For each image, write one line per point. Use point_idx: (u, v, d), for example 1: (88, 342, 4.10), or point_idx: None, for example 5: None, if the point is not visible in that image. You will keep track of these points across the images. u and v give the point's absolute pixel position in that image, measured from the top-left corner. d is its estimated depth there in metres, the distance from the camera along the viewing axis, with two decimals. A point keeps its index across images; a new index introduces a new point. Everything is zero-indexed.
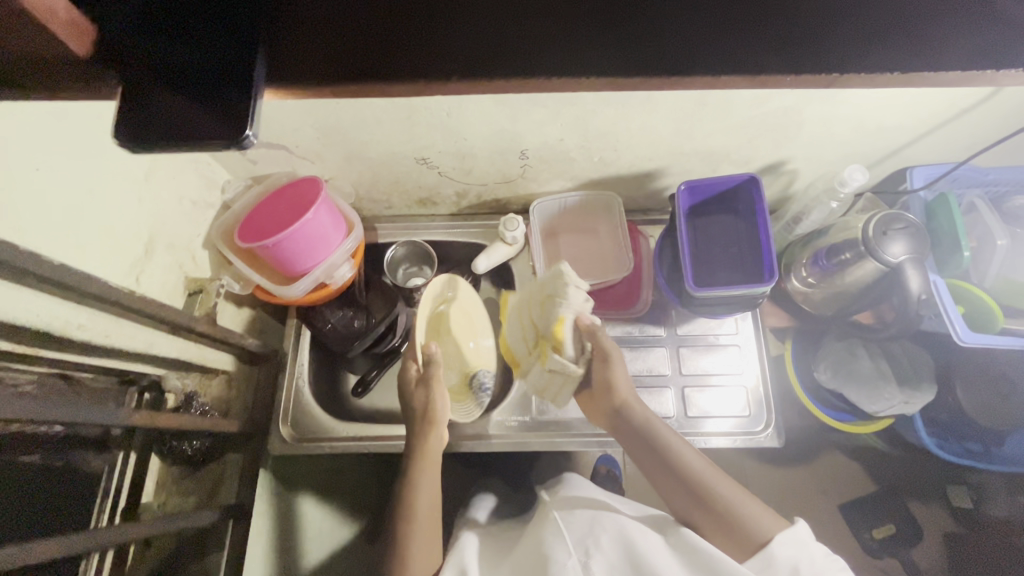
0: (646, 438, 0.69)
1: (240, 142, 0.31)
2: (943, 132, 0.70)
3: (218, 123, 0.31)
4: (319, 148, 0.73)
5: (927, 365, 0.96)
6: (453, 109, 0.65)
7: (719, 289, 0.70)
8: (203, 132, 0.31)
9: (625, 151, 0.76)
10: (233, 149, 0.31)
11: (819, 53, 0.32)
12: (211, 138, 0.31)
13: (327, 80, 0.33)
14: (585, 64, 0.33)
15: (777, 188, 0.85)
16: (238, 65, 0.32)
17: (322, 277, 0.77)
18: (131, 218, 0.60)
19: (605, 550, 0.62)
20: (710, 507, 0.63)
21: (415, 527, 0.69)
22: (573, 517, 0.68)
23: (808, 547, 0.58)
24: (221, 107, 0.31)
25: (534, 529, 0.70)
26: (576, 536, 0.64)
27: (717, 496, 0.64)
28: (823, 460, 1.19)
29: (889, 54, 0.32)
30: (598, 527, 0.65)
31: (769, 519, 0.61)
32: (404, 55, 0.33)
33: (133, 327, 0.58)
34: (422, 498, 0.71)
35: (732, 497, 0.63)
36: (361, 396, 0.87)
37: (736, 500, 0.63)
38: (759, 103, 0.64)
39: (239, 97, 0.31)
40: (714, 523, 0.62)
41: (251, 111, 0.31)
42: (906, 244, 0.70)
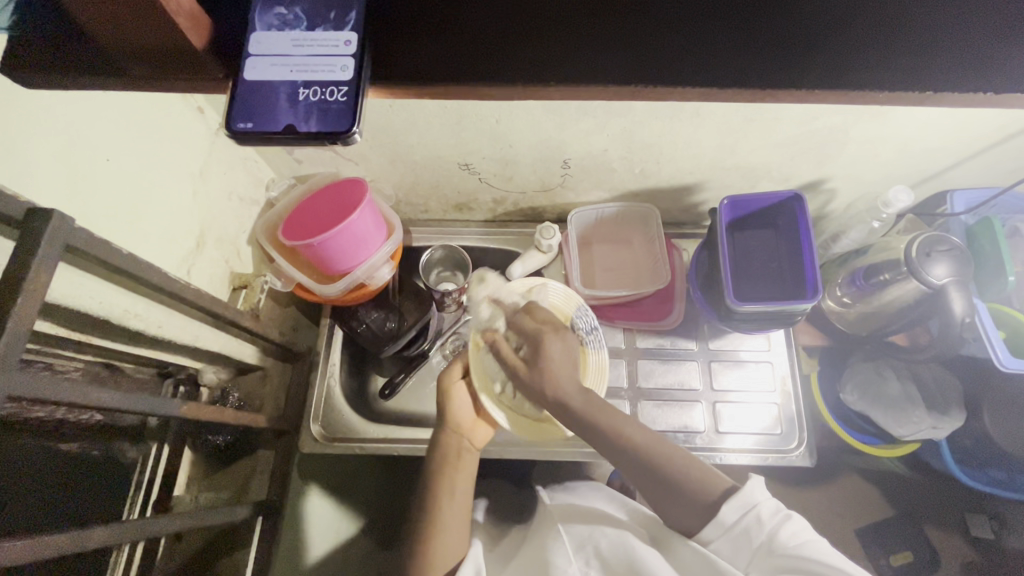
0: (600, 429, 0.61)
1: (346, 137, 0.31)
2: (987, 157, 0.70)
3: (324, 127, 0.31)
4: (366, 150, 0.74)
5: (956, 388, 0.94)
6: (503, 116, 0.65)
7: (759, 304, 0.70)
8: (314, 129, 0.32)
9: (667, 164, 0.76)
10: (339, 145, 0.32)
11: (888, 70, 0.33)
12: (322, 137, 0.31)
13: (428, 77, 0.32)
14: (675, 74, 0.33)
15: (814, 207, 0.85)
16: (345, 65, 0.32)
17: (361, 277, 0.77)
18: (184, 210, 0.60)
19: (605, 556, 0.64)
20: (664, 480, 0.59)
21: (441, 532, 0.65)
22: (574, 524, 0.70)
23: (760, 505, 0.56)
24: (330, 106, 0.32)
25: (536, 534, 0.73)
26: (577, 541, 0.67)
27: (670, 466, 0.59)
28: (843, 483, 1.18)
29: (965, 74, 0.33)
30: (598, 533, 0.67)
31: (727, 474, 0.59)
32: (515, 57, 0.33)
33: (183, 319, 0.59)
34: (446, 502, 0.67)
35: (676, 459, 0.60)
36: (389, 397, 0.87)
37: (682, 464, 0.60)
38: (808, 122, 0.64)
39: (347, 98, 0.31)
40: (675, 498, 0.59)
41: (357, 106, 0.31)
42: (950, 267, 0.69)
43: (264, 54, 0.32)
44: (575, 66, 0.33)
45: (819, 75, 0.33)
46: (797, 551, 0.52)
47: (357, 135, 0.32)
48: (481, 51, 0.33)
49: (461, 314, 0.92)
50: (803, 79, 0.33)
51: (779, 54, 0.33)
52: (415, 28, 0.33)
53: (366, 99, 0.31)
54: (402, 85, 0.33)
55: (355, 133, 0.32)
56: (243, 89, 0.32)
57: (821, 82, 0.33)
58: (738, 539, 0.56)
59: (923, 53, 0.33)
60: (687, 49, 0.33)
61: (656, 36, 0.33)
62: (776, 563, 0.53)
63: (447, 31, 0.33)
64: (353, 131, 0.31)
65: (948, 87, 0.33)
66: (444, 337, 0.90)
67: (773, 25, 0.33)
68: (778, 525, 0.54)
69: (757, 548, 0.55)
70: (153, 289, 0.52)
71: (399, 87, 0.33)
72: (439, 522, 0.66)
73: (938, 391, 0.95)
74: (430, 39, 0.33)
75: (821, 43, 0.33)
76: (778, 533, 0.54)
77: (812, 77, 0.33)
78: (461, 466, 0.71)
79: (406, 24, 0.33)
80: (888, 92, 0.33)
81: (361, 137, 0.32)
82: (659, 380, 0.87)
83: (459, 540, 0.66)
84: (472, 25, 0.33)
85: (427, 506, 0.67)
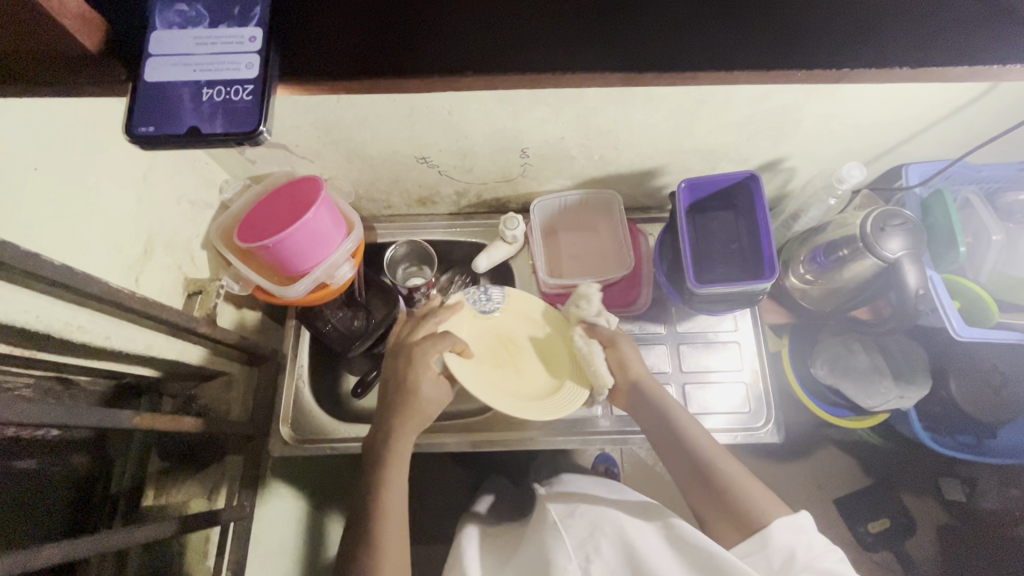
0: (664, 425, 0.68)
1: (254, 137, 0.30)
2: (937, 131, 0.71)
3: (234, 126, 0.31)
4: (319, 147, 0.73)
5: (920, 356, 0.96)
6: (454, 107, 0.64)
7: (721, 286, 0.71)
8: (219, 130, 0.31)
9: (625, 149, 0.76)
10: (248, 144, 0.31)
11: (829, 43, 0.31)
12: (232, 137, 0.31)
13: (348, 71, 0.31)
14: (594, 54, 0.31)
15: (775, 185, 0.86)
16: (251, 62, 0.31)
17: (322, 277, 0.76)
18: (129, 218, 0.59)
19: (605, 555, 0.64)
20: (721, 497, 0.62)
21: (389, 525, 0.63)
22: (571, 519, 0.69)
23: (809, 536, 0.57)
24: (235, 106, 0.31)
25: (533, 533, 0.71)
26: (576, 540, 0.66)
27: (734, 487, 0.63)
28: (819, 456, 1.20)
29: (900, 46, 0.31)
30: (598, 532, 0.66)
31: (770, 503, 0.61)
32: (442, 47, 0.31)
33: (131, 329, 0.57)
34: (394, 490, 0.65)
35: (736, 483, 0.63)
36: (361, 396, 0.85)
37: (739, 484, 0.63)
38: (759, 102, 0.64)
39: (252, 97, 0.30)
40: (719, 512, 0.62)
41: (265, 106, 0.31)
42: (903, 240, 0.71)
43: (166, 54, 0.31)
44: (501, 51, 0.31)
45: (756, 50, 0.31)
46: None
47: (265, 133, 0.31)
48: (388, 38, 0.31)
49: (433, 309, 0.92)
50: (725, 56, 0.31)
51: (713, 31, 0.31)
52: (321, 11, 0.31)
53: (276, 99, 0.30)
54: (302, 82, 0.31)
55: (264, 133, 0.31)
56: (144, 91, 0.31)
57: (749, 62, 0.31)
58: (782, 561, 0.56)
59: (863, 23, 0.31)
60: (610, 32, 0.31)
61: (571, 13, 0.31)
62: None
63: (378, 21, 0.31)
64: (260, 130, 0.30)
65: (879, 61, 0.31)
66: None
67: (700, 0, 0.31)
68: (827, 554, 0.56)
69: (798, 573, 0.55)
70: (93, 299, 0.50)
71: (301, 81, 0.31)
72: (385, 510, 0.63)
73: (912, 358, 0.97)
74: (349, 20, 0.31)
75: (745, 18, 0.31)
76: (822, 560, 0.55)
77: (747, 56, 0.31)
78: (420, 414, 0.69)
79: (326, 14, 0.31)
80: (814, 68, 0.31)
81: (272, 136, 0.31)
82: None
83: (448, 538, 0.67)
84: (384, 7, 0.31)
85: (372, 493, 0.65)
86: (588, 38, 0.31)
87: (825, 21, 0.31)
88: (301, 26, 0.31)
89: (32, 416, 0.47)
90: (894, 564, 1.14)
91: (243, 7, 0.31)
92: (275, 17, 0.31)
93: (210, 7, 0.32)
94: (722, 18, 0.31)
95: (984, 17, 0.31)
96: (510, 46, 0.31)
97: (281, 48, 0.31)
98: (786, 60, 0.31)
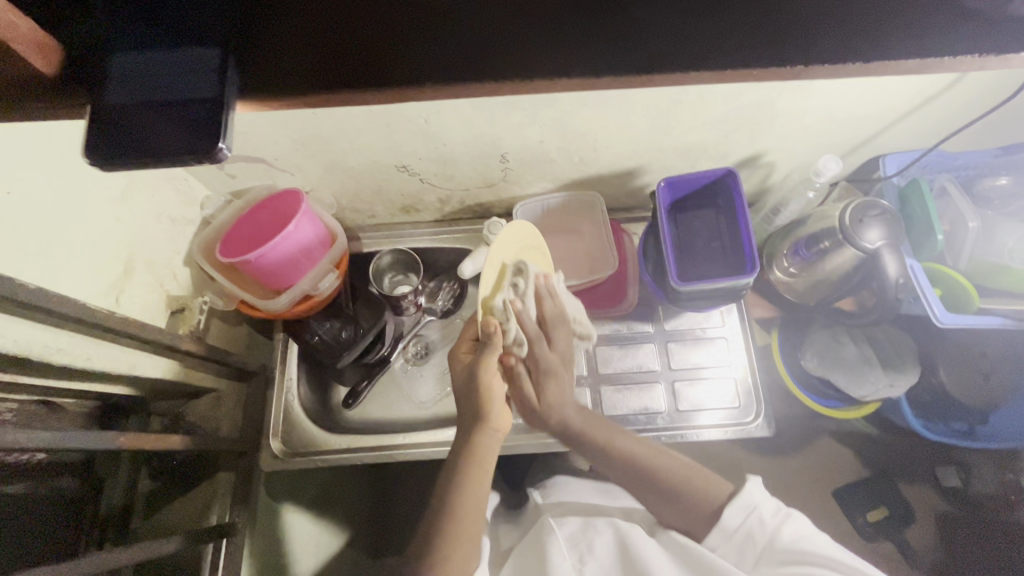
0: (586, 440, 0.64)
1: (212, 155, 0.29)
2: (911, 121, 0.72)
3: (190, 141, 0.29)
4: (299, 159, 0.73)
5: (909, 347, 0.98)
6: (431, 115, 0.65)
7: (703, 283, 0.71)
8: (172, 146, 0.29)
9: (604, 151, 0.77)
10: (207, 162, 0.29)
11: (787, 34, 0.31)
12: (188, 151, 0.29)
13: (308, 84, 0.31)
14: (556, 56, 0.31)
15: (756, 181, 0.87)
16: (209, 78, 0.30)
17: (306, 289, 0.76)
18: (108, 238, 0.59)
19: (598, 553, 0.65)
20: (669, 494, 0.63)
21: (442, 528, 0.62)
22: (565, 519, 0.71)
23: (762, 508, 0.60)
24: (192, 121, 0.29)
25: (529, 534, 0.73)
26: (570, 539, 0.67)
27: (679, 481, 0.62)
28: (816, 448, 1.21)
29: (861, 37, 0.31)
30: (592, 532, 0.68)
31: (717, 486, 0.62)
32: (404, 54, 0.31)
33: (112, 349, 0.57)
34: (469, 500, 0.60)
35: (682, 473, 0.63)
36: (352, 406, 0.87)
37: (684, 472, 0.63)
38: (733, 99, 0.65)
39: (211, 112, 0.29)
40: (673, 502, 0.63)
41: (223, 121, 0.29)
42: (882, 230, 0.71)
43: (125, 72, 0.30)
44: (467, 59, 0.31)
45: (715, 47, 0.31)
46: (801, 546, 0.57)
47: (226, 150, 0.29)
48: (348, 49, 0.31)
49: (421, 315, 0.92)
50: (682, 56, 0.31)
51: (672, 31, 0.31)
52: (281, 23, 0.31)
53: (236, 113, 0.29)
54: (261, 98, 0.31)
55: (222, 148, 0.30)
56: (100, 108, 0.29)
57: (708, 60, 0.31)
58: (743, 543, 0.59)
59: (824, 14, 0.31)
60: (571, 38, 0.31)
61: (533, 18, 0.31)
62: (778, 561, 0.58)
63: (337, 34, 0.31)
64: (220, 146, 0.29)
65: (839, 57, 0.31)
66: (405, 340, 0.91)
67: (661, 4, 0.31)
68: (780, 523, 0.59)
69: (765, 548, 0.59)
70: (72, 319, 0.50)
71: (263, 97, 0.31)
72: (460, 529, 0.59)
73: (902, 347, 0.99)
74: (310, 35, 0.31)
75: (707, 18, 0.31)
76: (782, 532, 0.58)
77: (706, 54, 0.31)
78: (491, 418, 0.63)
79: (284, 28, 0.31)
80: (775, 64, 0.31)
81: (232, 152, 0.30)
82: (617, 365, 0.88)
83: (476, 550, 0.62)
84: (344, 19, 0.31)
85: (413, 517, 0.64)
86: (546, 40, 0.31)
87: (784, 20, 0.31)
88: (258, 41, 0.31)
89: (13, 441, 0.46)
90: (895, 554, 1.14)
91: (199, 29, 0.31)
92: (231, 30, 0.30)
93: (169, 22, 0.31)
94: (677, 21, 0.31)
95: (946, 10, 0.31)
96: (468, 52, 0.31)
97: (238, 62, 0.31)
98: (748, 53, 0.31)
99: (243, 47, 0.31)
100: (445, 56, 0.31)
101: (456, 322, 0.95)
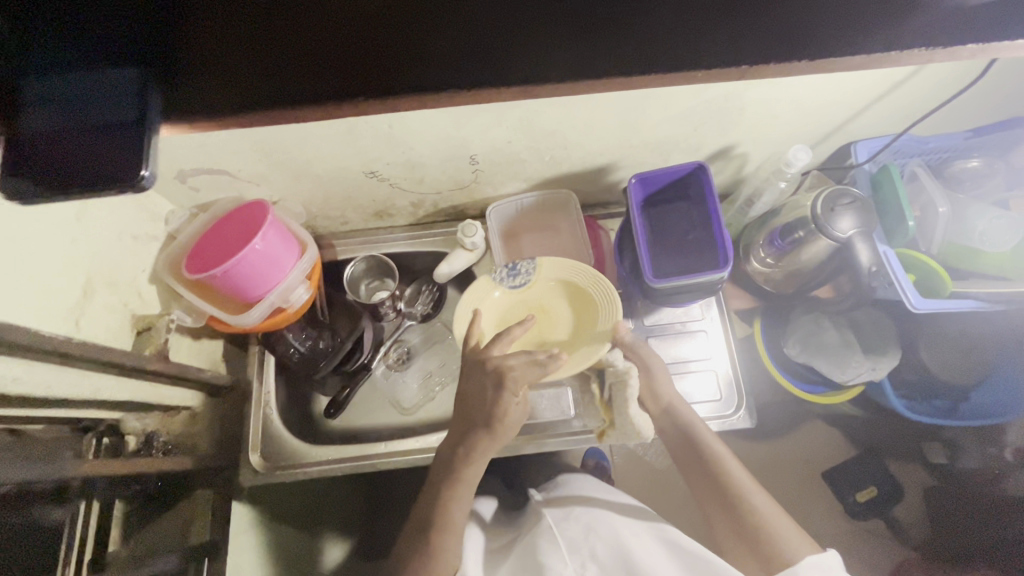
0: (689, 450, 0.73)
1: (135, 182, 0.28)
2: (880, 107, 0.71)
3: (105, 170, 0.27)
4: (263, 170, 0.71)
5: (892, 330, 1.00)
6: (395, 121, 0.63)
7: (677, 279, 0.70)
8: (89, 176, 0.27)
9: (574, 148, 0.76)
10: (129, 191, 0.28)
11: (737, 34, 0.30)
12: (105, 184, 0.27)
13: (235, 107, 0.30)
14: (505, 72, 0.30)
15: (730, 172, 0.86)
16: (126, 102, 0.28)
17: (277, 302, 0.74)
18: (65, 260, 0.57)
19: (601, 559, 0.65)
20: (749, 530, 0.65)
21: None
22: (566, 523, 0.69)
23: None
24: (111, 147, 0.28)
25: (527, 533, 0.72)
26: (571, 543, 0.67)
27: (763, 521, 0.65)
28: (804, 432, 1.21)
29: (817, 29, 0.30)
30: (593, 536, 0.67)
31: (801, 541, 0.63)
32: (337, 70, 0.30)
33: (76, 373, 0.57)
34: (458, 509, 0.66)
35: (768, 515, 0.66)
36: (334, 416, 0.87)
37: (768, 514, 0.65)
38: (699, 93, 0.64)
39: (131, 139, 0.28)
40: (746, 539, 0.65)
41: (143, 149, 0.28)
42: (855, 219, 0.71)
43: (40, 99, 0.28)
44: (404, 71, 0.30)
45: (671, 50, 0.30)
46: None
47: (147, 177, 0.28)
48: (274, 66, 0.30)
49: (402, 320, 0.92)
50: (633, 64, 0.30)
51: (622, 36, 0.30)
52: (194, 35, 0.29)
53: (157, 140, 0.28)
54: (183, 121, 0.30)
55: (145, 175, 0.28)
56: (20, 138, 0.28)
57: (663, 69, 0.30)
58: None
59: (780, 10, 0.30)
60: (509, 46, 0.30)
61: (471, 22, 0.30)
62: None
63: (262, 50, 0.29)
64: (141, 174, 0.28)
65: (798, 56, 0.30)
66: (385, 346, 0.90)
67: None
68: None
69: None
70: (29, 347, 0.50)
71: (188, 119, 0.30)
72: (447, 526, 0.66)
73: (886, 331, 1.00)
74: (232, 51, 0.29)
75: (658, 18, 0.30)
76: None
77: (659, 58, 0.30)
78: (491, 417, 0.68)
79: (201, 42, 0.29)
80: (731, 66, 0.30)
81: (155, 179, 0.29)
82: None
83: (450, 549, 0.65)
84: (266, 40, 0.29)
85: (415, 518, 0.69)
86: (488, 47, 0.30)
87: (730, 18, 0.30)
88: (177, 58, 0.29)
89: None
90: (883, 530, 1.17)
91: (117, 52, 0.29)
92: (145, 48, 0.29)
93: (87, 40, 0.29)
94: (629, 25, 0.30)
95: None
96: (412, 67, 0.30)
97: (161, 80, 0.29)
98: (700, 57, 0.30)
99: (160, 64, 0.29)
100: (388, 75, 0.30)
101: (436, 325, 0.94)
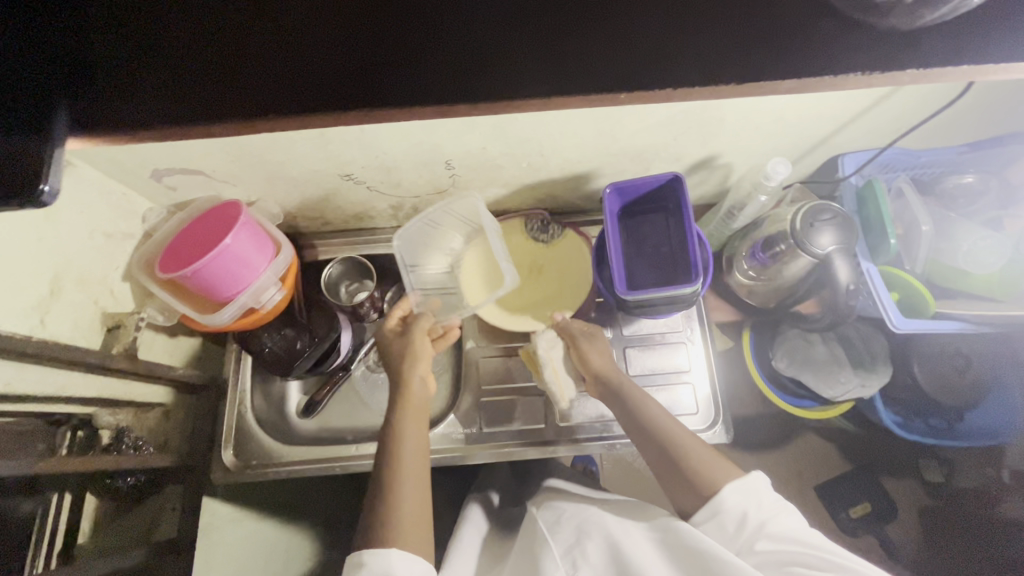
0: (628, 408, 0.67)
1: (38, 195, 0.34)
2: (865, 122, 0.69)
3: (17, 185, 0.34)
4: (237, 171, 0.71)
5: (880, 344, 0.96)
6: (365, 125, 0.63)
7: (650, 292, 0.69)
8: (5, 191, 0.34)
9: (551, 156, 0.75)
10: (34, 206, 0.34)
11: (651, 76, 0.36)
12: (13, 197, 0.34)
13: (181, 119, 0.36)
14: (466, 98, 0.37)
15: (716, 181, 0.84)
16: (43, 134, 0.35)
17: (248, 303, 0.75)
18: (34, 259, 0.58)
19: (592, 560, 0.58)
20: (688, 479, 0.61)
21: None
22: (559, 528, 0.64)
23: (761, 496, 0.58)
24: (21, 166, 0.35)
25: (520, 545, 0.67)
26: (562, 548, 0.60)
27: (700, 467, 0.61)
28: (799, 447, 1.16)
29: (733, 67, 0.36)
30: (585, 536, 0.60)
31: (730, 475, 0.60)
32: (294, 93, 0.37)
33: (34, 371, 0.59)
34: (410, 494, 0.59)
35: (704, 458, 0.62)
36: (311, 414, 0.87)
37: (700, 456, 0.62)
38: (672, 104, 0.63)
39: (37, 163, 0.35)
40: (685, 488, 0.61)
41: (42, 168, 0.35)
42: (835, 235, 0.69)
43: None
44: (368, 90, 0.37)
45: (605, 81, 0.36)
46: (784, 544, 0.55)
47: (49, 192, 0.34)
48: (232, 85, 0.37)
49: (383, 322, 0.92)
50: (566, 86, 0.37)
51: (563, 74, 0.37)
52: (162, 71, 0.37)
53: (57, 159, 0.35)
54: (104, 134, 0.36)
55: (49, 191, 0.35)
56: None
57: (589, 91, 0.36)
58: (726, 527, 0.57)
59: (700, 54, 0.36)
60: (471, 82, 0.37)
61: (425, 58, 0.37)
62: (763, 559, 0.55)
63: (224, 82, 0.37)
64: (42, 187, 0.34)
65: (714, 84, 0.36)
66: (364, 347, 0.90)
67: (551, 55, 0.37)
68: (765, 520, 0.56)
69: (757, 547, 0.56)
70: None
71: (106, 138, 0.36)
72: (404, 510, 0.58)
73: (875, 346, 0.97)
74: (202, 77, 0.37)
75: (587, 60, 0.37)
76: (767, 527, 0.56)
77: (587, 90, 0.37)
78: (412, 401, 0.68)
79: (169, 68, 0.37)
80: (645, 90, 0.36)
81: (56, 193, 0.35)
82: None
83: None
84: (223, 85, 0.37)
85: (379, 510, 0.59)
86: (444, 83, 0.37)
87: (647, 64, 0.37)
88: (115, 108, 0.37)
89: None
90: (875, 547, 1.11)
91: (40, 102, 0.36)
92: (118, 72, 0.37)
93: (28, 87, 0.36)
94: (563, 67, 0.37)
95: (804, 42, 0.37)
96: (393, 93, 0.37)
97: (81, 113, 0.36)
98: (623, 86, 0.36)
99: (100, 105, 0.37)
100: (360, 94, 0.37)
101: None
